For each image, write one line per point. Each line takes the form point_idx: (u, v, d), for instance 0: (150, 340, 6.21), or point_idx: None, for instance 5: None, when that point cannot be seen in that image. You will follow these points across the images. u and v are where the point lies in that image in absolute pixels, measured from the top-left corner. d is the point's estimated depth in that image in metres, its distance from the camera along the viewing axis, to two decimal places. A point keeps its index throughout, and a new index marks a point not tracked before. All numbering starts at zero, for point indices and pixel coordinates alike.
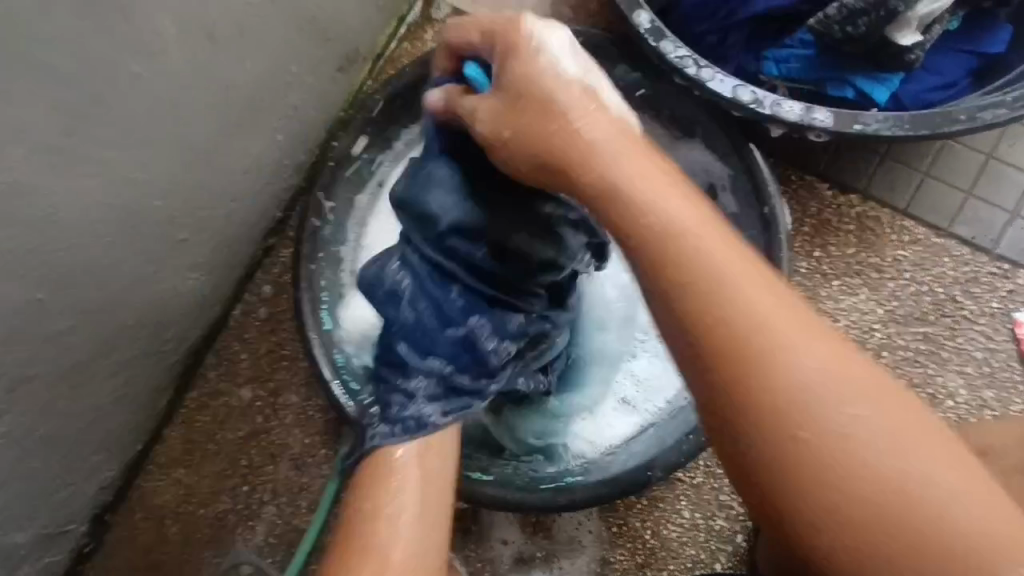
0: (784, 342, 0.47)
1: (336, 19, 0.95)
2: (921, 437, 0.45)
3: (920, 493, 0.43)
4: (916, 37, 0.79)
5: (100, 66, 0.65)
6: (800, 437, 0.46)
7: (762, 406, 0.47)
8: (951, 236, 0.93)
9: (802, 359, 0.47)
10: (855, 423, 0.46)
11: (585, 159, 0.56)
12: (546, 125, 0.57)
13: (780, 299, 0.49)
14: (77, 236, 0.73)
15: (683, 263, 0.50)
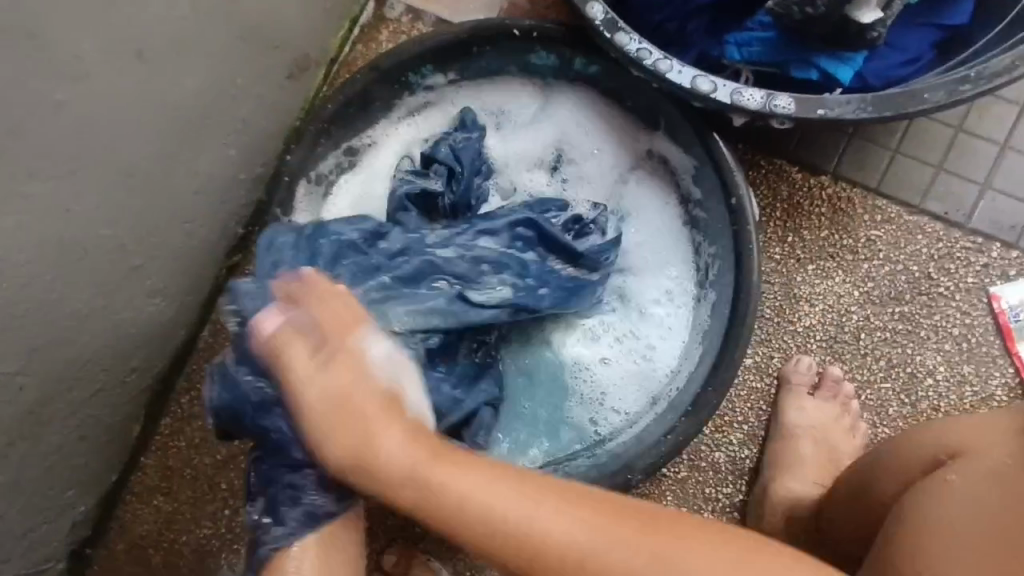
0: (437, 480, 0.61)
1: (282, 26, 0.91)
2: (615, 539, 0.58)
3: (582, 552, 0.58)
4: (877, 15, 0.76)
5: (20, 98, 0.61)
6: (537, 554, 0.59)
7: (509, 547, 0.59)
8: (923, 212, 0.92)
9: (480, 499, 0.60)
10: (558, 529, 0.59)
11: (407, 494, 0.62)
12: (376, 449, 0.63)
13: (481, 476, 0.62)
14: (16, 276, 0.69)
15: (388, 465, 0.62)
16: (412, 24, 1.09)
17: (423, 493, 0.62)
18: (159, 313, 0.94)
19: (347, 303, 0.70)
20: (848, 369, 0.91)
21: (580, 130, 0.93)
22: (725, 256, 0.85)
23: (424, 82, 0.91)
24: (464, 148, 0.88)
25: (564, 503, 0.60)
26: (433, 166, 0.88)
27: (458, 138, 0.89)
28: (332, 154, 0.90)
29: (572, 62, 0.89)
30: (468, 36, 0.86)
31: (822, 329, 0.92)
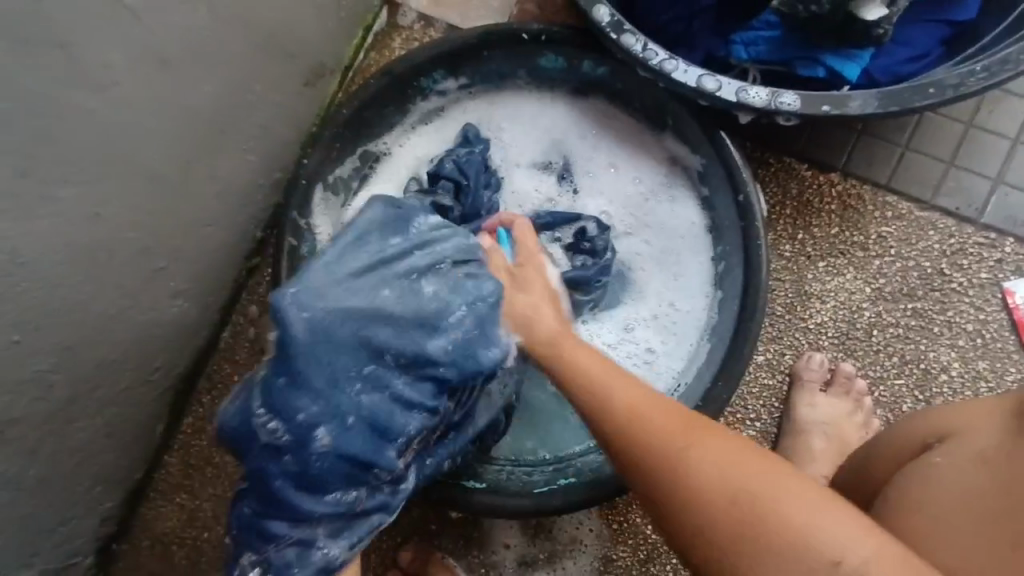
0: (568, 352, 0.67)
1: (298, 34, 0.94)
2: (750, 475, 0.56)
3: (732, 493, 0.55)
4: (882, 12, 0.77)
5: (50, 107, 0.64)
6: (682, 474, 0.58)
7: (625, 450, 0.62)
8: (934, 208, 0.92)
9: (614, 383, 0.65)
10: (705, 450, 0.59)
11: (607, 390, 0.65)
12: (521, 291, 0.70)
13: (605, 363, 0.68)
14: (48, 276, 0.72)
15: (572, 355, 0.67)
16: (424, 31, 1.11)
17: (604, 403, 0.64)
18: (182, 314, 0.97)
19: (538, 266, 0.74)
20: (861, 365, 0.91)
21: (583, 135, 0.96)
22: (734, 252, 0.85)
23: (435, 86, 0.93)
24: (468, 163, 0.89)
25: (663, 402, 0.64)
26: (439, 182, 0.88)
27: (462, 153, 0.90)
28: (350, 159, 0.92)
29: (580, 64, 0.91)
30: (477, 41, 0.88)
31: (834, 326, 0.92)
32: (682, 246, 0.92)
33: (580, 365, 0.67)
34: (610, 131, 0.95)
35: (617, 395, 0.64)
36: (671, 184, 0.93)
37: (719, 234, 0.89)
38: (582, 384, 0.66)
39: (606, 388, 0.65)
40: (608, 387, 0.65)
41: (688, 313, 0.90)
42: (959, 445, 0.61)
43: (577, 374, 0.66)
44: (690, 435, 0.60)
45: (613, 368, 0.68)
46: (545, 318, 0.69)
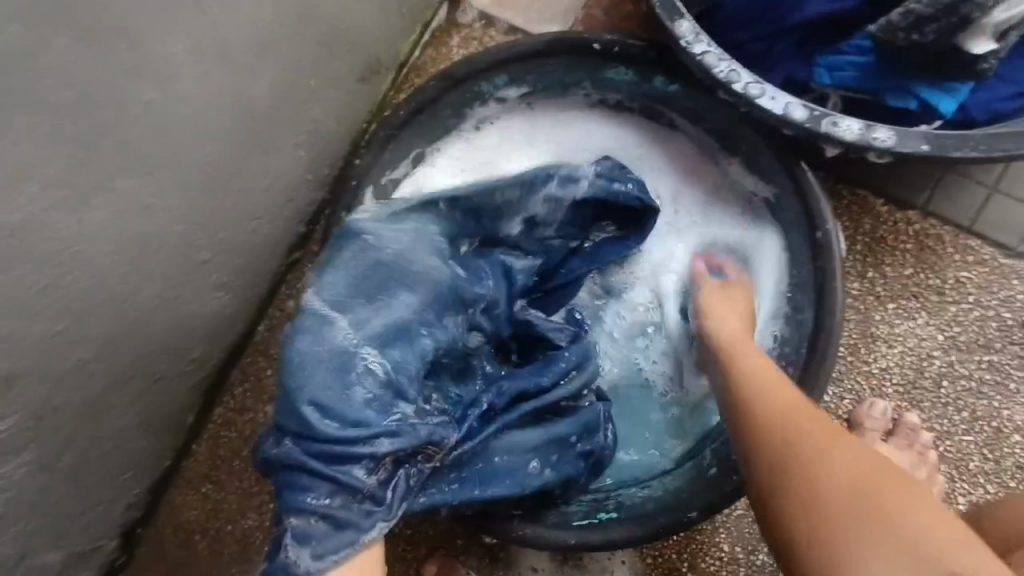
0: (742, 362, 0.75)
1: (358, 29, 0.91)
2: (902, 487, 0.57)
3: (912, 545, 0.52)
4: (989, 46, 0.71)
5: (110, 95, 0.62)
6: (810, 477, 0.59)
7: (768, 477, 0.62)
8: (1020, 256, 0.86)
9: (749, 363, 0.74)
10: (838, 464, 0.59)
11: (761, 408, 0.68)
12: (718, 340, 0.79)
13: (790, 395, 0.68)
14: (95, 266, 0.71)
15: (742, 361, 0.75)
16: (484, 31, 1.08)
17: (768, 419, 0.66)
18: (221, 307, 0.95)
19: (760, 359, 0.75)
20: (927, 417, 0.86)
21: (649, 161, 0.93)
22: (804, 290, 0.81)
23: (497, 92, 0.90)
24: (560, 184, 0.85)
25: (827, 438, 0.62)
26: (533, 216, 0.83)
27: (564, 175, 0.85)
28: (403, 163, 0.89)
29: (651, 79, 0.87)
30: (546, 48, 0.85)
31: (900, 373, 0.86)
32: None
33: (758, 406, 0.68)
34: (690, 157, 0.92)
35: (785, 426, 0.64)
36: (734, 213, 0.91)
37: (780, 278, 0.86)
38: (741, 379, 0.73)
39: (757, 397, 0.69)
40: (790, 435, 0.63)
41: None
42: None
43: (738, 372, 0.73)
44: (877, 478, 0.57)
45: (763, 369, 0.73)
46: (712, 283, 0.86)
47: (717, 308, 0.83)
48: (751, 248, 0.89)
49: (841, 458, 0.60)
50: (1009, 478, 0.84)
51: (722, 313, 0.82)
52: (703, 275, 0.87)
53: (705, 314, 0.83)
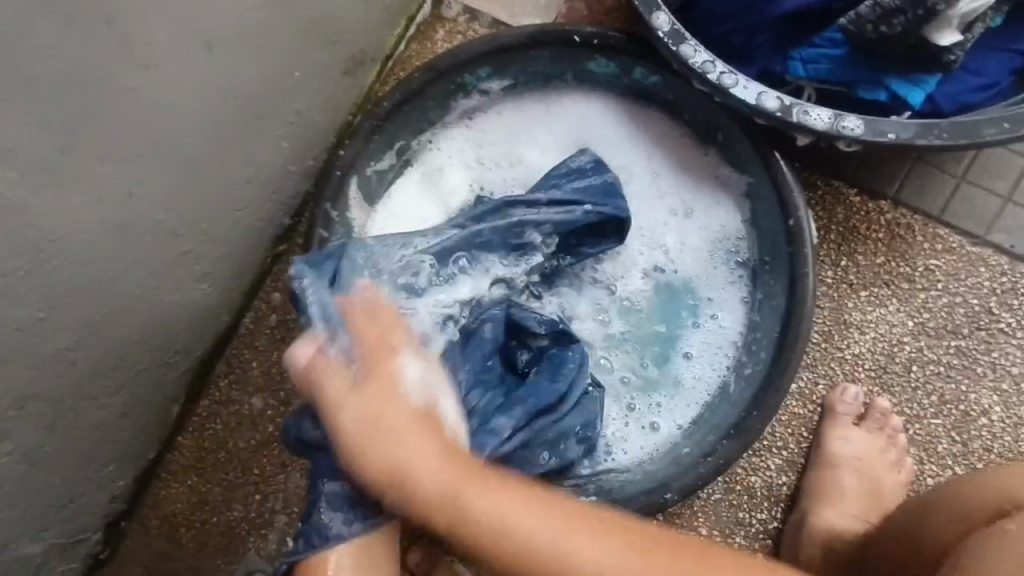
0: (466, 499, 0.59)
1: (342, 21, 0.92)
2: (637, 572, 0.57)
3: None
4: (956, 37, 0.74)
5: (93, 82, 0.63)
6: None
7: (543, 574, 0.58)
8: (987, 244, 0.88)
9: (409, 441, 0.61)
10: (588, 550, 0.57)
11: (448, 516, 0.59)
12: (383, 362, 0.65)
13: (504, 490, 0.60)
14: (76, 254, 0.71)
15: (376, 448, 0.60)
16: (469, 25, 1.09)
17: (487, 547, 0.59)
18: (205, 298, 0.96)
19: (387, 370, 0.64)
20: (897, 402, 0.88)
21: (624, 152, 0.94)
22: (780, 276, 0.84)
23: (480, 85, 0.91)
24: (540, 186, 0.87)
25: (575, 518, 0.59)
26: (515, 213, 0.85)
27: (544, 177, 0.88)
28: (387, 156, 0.91)
29: (631, 71, 0.88)
30: (528, 40, 0.86)
31: (872, 358, 0.89)
32: (715, 276, 0.91)
33: (426, 490, 0.59)
34: (668, 148, 0.93)
35: (480, 509, 0.59)
36: (714, 200, 0.91)
37: (758, 266, 0.88)
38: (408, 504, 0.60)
39: (439, 510, 0.60)
40: (490, 505, 0.59)
41: (719, 348, 0.89)
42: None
43: (377, 464, 0.60)
44: (567, 532, 0.58)
45: (455, 453, 0.62)
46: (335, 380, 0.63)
47: (354, 408, 0.62)
48: (729, 237, 0.91)
49: (586, 539, 0.58)
50: (975, 460, 0.87)
51: (364, 413, 0.62)
52: (370, 347, 0.66)
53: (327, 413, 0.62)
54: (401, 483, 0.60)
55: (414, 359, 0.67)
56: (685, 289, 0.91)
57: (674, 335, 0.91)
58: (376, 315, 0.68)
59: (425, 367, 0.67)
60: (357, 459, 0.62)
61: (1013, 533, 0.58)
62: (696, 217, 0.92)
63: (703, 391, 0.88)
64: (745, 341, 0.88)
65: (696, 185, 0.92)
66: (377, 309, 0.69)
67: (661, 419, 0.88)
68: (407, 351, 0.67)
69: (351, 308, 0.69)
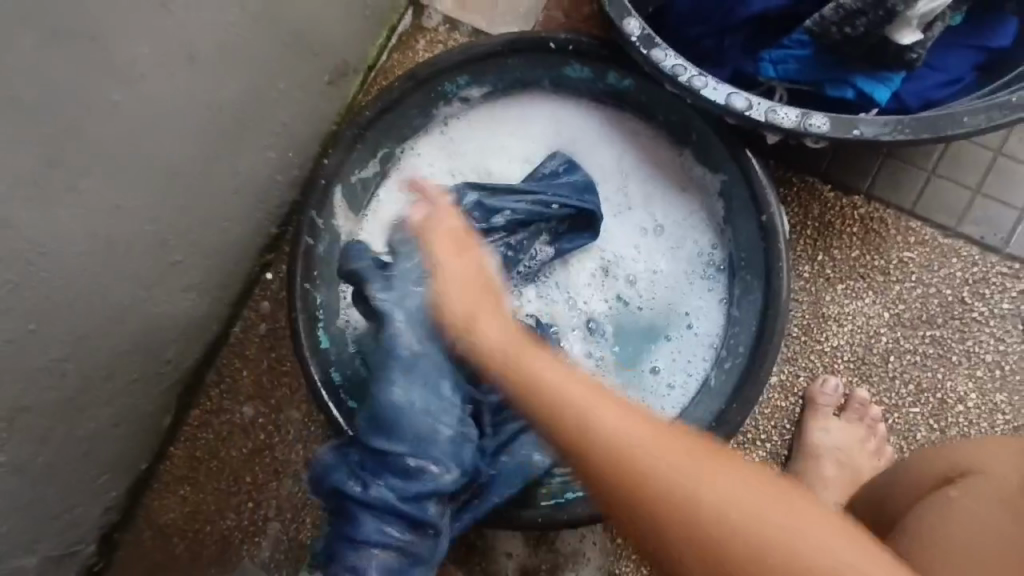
0: (648, 470, 0.50)
1: (324, 33, 0.94)
2: (773, 505, 0.49)
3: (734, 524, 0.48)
4: (916, 37, 0.76)
5: (78, 98, 0.64)
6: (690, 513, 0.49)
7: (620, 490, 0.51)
8: (958, 235, 0.91)
9: (552, 376, 0.55)
10: (724, 485, 0.50)
11: (569, 419, 0.53)
12: (492, 311, 0.59)
13: (569, 373, 0.56)
14: (65, 266, 0.72)
15: (484, 322, 0.59)
16: (449, 34, 1.11)
17: (622, 478, 0.51)
18: (194, 308, 0.97)
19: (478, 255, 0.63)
20: (876, 392, 0.90)
21: (599, 156, 0.96)
22: (754, 270, 0.86)
23: (460, 92, 0.93)
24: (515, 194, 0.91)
25: (677, 442, 0.52)
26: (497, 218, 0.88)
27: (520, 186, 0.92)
28: (371, 163, 0.92)
29: (607, 76, 0.91)
30: (505, 48, 0.88)
31: (850, 350, 0.91)
32: (690, 273, 0.93)
33: (544, 377, 0.55)
34: (642, 150, 0.95)
35: (643, 458, 0.51)
36: (689, 200, 0.94)
37: (734, 263, 0.91)
38: (563, 431, 0.53)
39: (560, 410, 0.53)
40: (617, 421, 0.52)
41: (698, 343, 0.92)
42: (977, 482, 0.61)
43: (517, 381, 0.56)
44: (711, 455, 0.52)
45: (562, 370, 0.56)
46: (463, 269, 0.61)
47: (461, 264, 0.61)
48: (706, 235, 0.93)
49: (695, 468, 0.50)
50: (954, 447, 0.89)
51: (464, 270, 0.61)
52: (447, 237, 0.63)
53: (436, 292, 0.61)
54: (512, 370, 0.56)
55: (512, 312, 0.61)
56: (664, 288, 0.93)
57: (655, 331, 0.93)
58: (455, 235, 0.63)
59: (495, 268, 0.66)
60: (470, 322, 0.59)
61: (957, 500, 0.60)
62: (672, 218, 0.94)
63: (684, 388, 0.90)
64: (724, 337, 0.90)
65: (670, 188, 0.95)
66: (464, 238, 0.63)
67: (643, 415, 0.90)
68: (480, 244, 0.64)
69: (430, 227, 0.63)
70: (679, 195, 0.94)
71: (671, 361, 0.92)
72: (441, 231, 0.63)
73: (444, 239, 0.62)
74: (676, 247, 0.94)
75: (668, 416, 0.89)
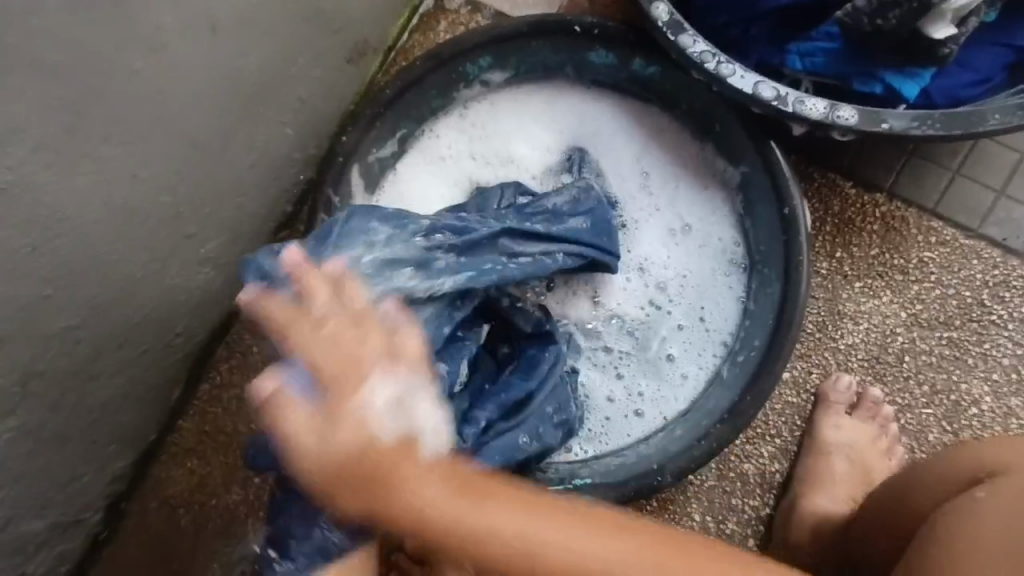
0: (540, 542, 0.51)
1: (346, 9, 0.93)
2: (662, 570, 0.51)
3: (592, 565, 0.51)
4: (950, 32, 0.75)
5: (101, 63, 0.64)
6: (536, 573, 0.51)
7: (495, 559, 0.52)
8: (980, 237, 0.90)
9: (423, 491, 0.52)
10: (613, 559, 0.51)
11: (471, 525, 0.51)
12: (401, 492, 0.52)
13: (441, 465, 0.53)
14: (82, 233, 0.72)
15: (399, 481, 0.52)
16: (470, 16, 1.10)
17: (518, 561, 0.51)
18: (208, 281, 0.97)
19: (384, 324, 0.57)
20: (889, 391, 0.90)
21: (618, 144, 0.95)
22: (773, 263, 0.86)
23: (481, 74, 0.92)
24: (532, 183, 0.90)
25: (553, 509, 0.53)
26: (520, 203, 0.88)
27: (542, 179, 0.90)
28: (389, 143, 0.91)
29: (630, 62, 0.90)
30: (528, 29, 0.87)
31: (865, 348, 0.90)
32: (704, 265, 0.93)
33: (433, 488, 0.52)
34: (664, 141, 0.95)
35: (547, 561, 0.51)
36: (711, 194, 0.93)
37: (752, 259, 0.90)
38: (499, 561, 0.52)
39: (440, 521, 0.52)
40: (484, 521, 0.52)
41: (709, 336, 0.91)
42: (1008, 482, 0.60)
43: (359, 514, 0.53)
44: (567, 517, 0.52)
45: (461, 471, 0.54)
46: (318, 451, 0.51)
47: (343, 305, 0.57)
48: (725, 230, 0.93)
49: (574, 533, 0.52)
50: None
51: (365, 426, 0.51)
52: (331, 376, 0.52)
53: (387, 517, 0.52)
54: (403, 485, 0.52)
55: (385, 386, 0.52)
56: (679, 279, 0.93)
57: (668, 322, 0.92)
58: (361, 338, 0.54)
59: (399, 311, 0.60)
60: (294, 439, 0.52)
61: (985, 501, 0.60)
62: (691, 211, 0.94)
63: (697, 379, 0.90)
64: (737, 331, 0.90)
65: (690, 180, 0.94)
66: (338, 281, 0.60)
67: (652, 404, 0.90)
68: (379, 371, 0.53)
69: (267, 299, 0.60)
70: (700, 188, 0.94)
71: (683, 352, 0.91)
72: (300, 397, 0.53)
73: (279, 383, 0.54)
74: (692, 240, 0.94)
75: (677, 406, 0.89)
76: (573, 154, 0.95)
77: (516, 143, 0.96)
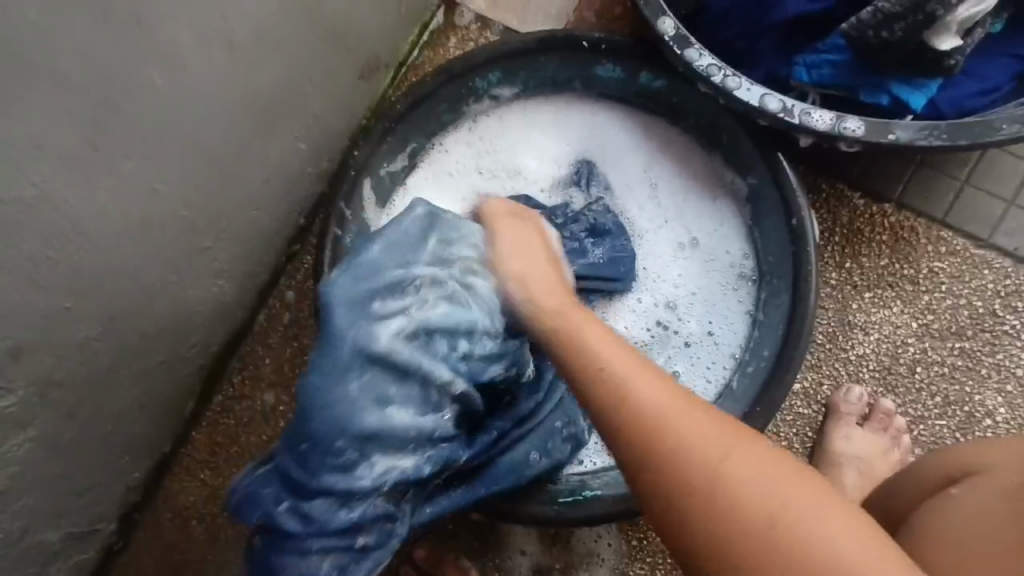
0: (670, 437, 0.53)
1: (359, 27, 0.95)
2: (787, 479, 0.50)
3: (711, 457, 0.51)
4: (956, 42, 0.76)
5: (122, 81, 0.66)
6: (674, 452, 0.52)
7: (630, 446, 0.54)
8: (991, 246, 0.89)
9: (611, 357, 0.59)
10: (703, 436, 0.52)
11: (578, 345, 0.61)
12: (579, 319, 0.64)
13: (632, 359, 0.59)
14: (101, 246, 0.74)
15: (577, 345, 0.61)
16: (480, 32, 1.12)
17: (642, 446, 0.54)
18: (222, 293, 0.98)
19: (537, 253, 0.71)
20: (901, 402, 0.89)
21: (626, 156, 0.96)
22: (782, 275, 0.86)
23: (490, 89, 0.94)
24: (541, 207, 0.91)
25: (680, 394, 0.56)
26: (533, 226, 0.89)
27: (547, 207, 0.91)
28: (400, 157, 0.93)
29: (637, 76, 0.91)
30: (538, 44, 0.89)
31: (876, 359, 0.90)
32: (712, 275, 0.93)
33: (594, 336, 0.61)
34: (672, 153, 0.95)
35: (675, 439, 0.53)
36: (719, 205, 0.94)
37: (760, 269, 0.90)
38: (617, 420, 0.55)
39: (592, 372, 0.58)
40: (630, 371, 0.57)
41: (718, 348, 0.91)
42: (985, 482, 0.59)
43: (551, 322, 0.65)
44: (678, 409, 0.54)
45: (619, 345, 0.61)
46: (529, 292, 0.67)
47: (535, 269, 0.69)
48: (733, 242, 0.93)
49: (680, 418, 0.54)
50: None
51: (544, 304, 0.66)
52: (523, 280, 0.67)
53: (537, 312, 0.66)
54: (578, 350, 0.61)
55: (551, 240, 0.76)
56: (688, 290, 0.93)
57: (677, 333, 0.93)
58: (538, 272, 0.68)
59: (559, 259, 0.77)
60: (529, 302, 0.67)
61: (958, 499, 0.59)
62: (700, 222, 0.94)
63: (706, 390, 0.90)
64: (745, 342, 0.90)
65: (698, 192, 0.95)
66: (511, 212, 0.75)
67: None
68: (516, 275, 0.68)
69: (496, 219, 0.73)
70: (707, 199, 0.94)
71: (691, 363, 0.92)
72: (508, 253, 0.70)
73: (497, 216, 0.73)
74: (701, 251, 0.94)
75: None
76: (581, 170, 0.96)
77: (525, 155, 0.97)
